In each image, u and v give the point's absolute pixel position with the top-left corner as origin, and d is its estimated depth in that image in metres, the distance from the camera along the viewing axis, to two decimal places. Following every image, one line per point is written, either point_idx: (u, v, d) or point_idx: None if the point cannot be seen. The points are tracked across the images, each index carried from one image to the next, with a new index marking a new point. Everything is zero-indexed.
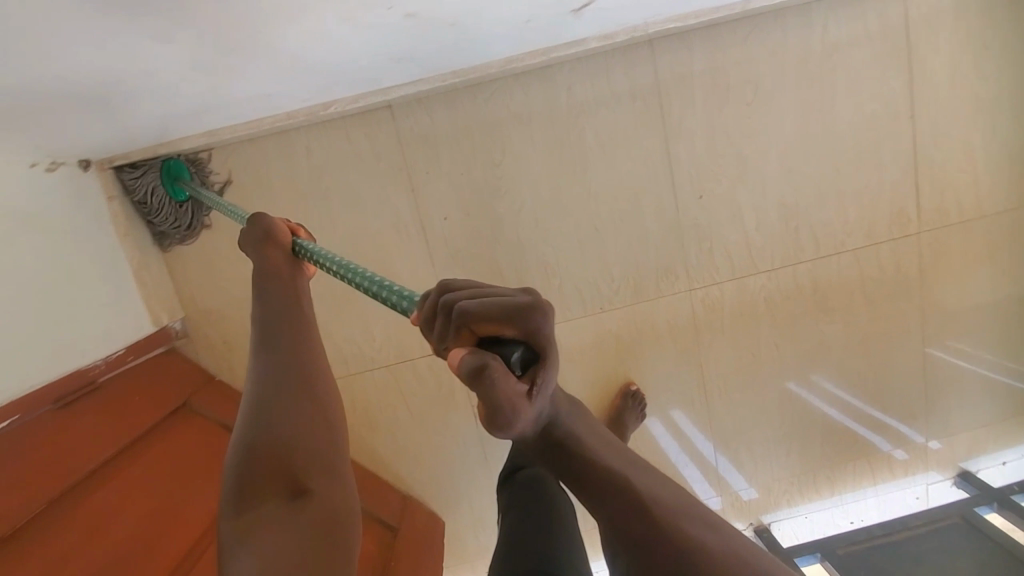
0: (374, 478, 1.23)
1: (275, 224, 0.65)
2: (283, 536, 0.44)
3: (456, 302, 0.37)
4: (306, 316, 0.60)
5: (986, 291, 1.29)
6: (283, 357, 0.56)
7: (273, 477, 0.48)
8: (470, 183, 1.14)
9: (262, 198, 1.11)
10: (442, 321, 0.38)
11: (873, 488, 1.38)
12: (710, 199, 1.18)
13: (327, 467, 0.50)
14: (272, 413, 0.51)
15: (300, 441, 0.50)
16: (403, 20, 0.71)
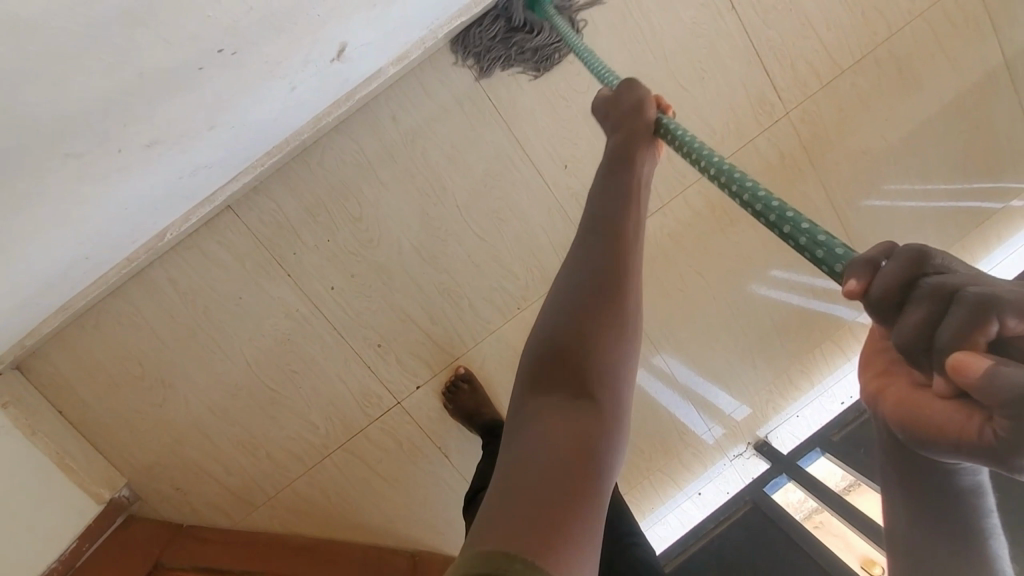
0: (384, 549, 1.20)
1: (645, 97, 0.59)
2: (550, 444, 0.39)
3: (958, 290, 0.28)
4: (641, 195, 0.53)
5: (878, 140, 1.27)
6: (620, 230, 0.49)
7: (572, 390, 0.43)
8: (340, 246, 1.11)
9: (152, 343, 1.10)
10: (923, 312, 0.29)
11: (850, 364, 1.38)
12: (577, 164, 1.16)
13: (610, 370, 0.43)
14: (611, 310, 0.45)
15: (607, 362, 0.43)
16: (149, 152, 0.70)
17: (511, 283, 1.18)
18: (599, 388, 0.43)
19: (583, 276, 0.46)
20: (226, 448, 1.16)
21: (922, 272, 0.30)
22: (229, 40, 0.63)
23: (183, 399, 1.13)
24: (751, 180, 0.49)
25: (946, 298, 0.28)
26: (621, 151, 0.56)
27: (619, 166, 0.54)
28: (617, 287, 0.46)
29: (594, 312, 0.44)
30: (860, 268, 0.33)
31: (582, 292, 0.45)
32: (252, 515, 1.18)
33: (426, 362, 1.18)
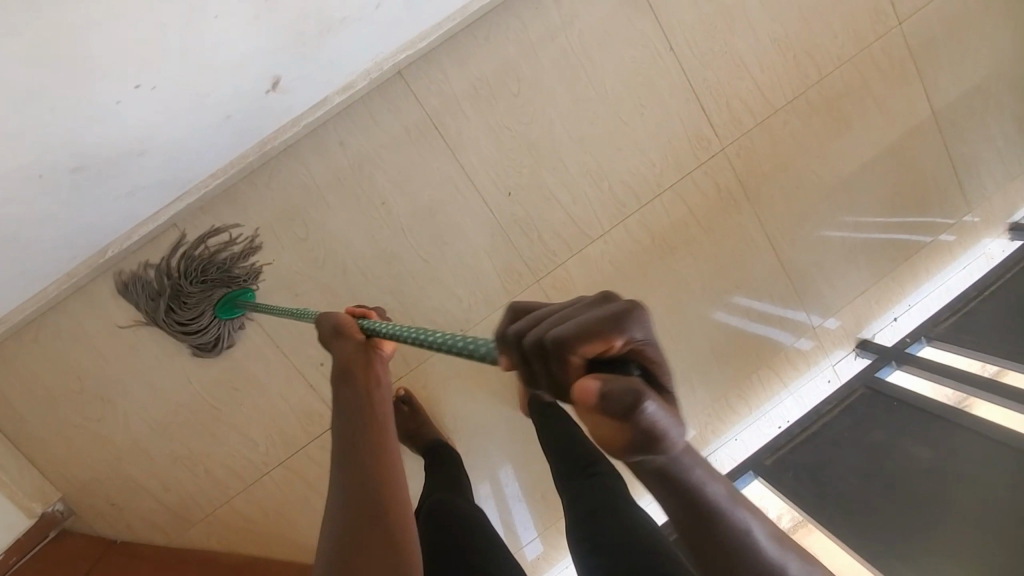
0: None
1: (338, 317, 0.69)
2: None
3: (545, 339, 0.35)
4: (379, 396, 0.60)
5: (810, 176, 1.34)
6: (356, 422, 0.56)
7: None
8: (285, 266, 1.14)
9: (92, 357, 1.11)
10: (535, 350, 0.36)
11: (785, 389, 1.42)
12: (520, 192, 1.21)
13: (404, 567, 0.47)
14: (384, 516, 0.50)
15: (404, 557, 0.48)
16: (77, 178, 0.74)
17: (454, 304, 1.22)
18: None
19: (346, 496, 0.51)
20: (165, 464, 1.16)
21: (536, 337, 0.35)
22: (141, 76, 0.67)
23: (123, 414, 1.14)
24: (428, 334, 0.55)
25: (549, 341, 0.35)
26: (343, 367, 0.62)
27: (340, 379, 0.60)
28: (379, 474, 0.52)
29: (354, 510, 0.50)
30: (505, 350, 0.38)
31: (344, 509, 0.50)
32: (189, 532, 1.18)
33: None
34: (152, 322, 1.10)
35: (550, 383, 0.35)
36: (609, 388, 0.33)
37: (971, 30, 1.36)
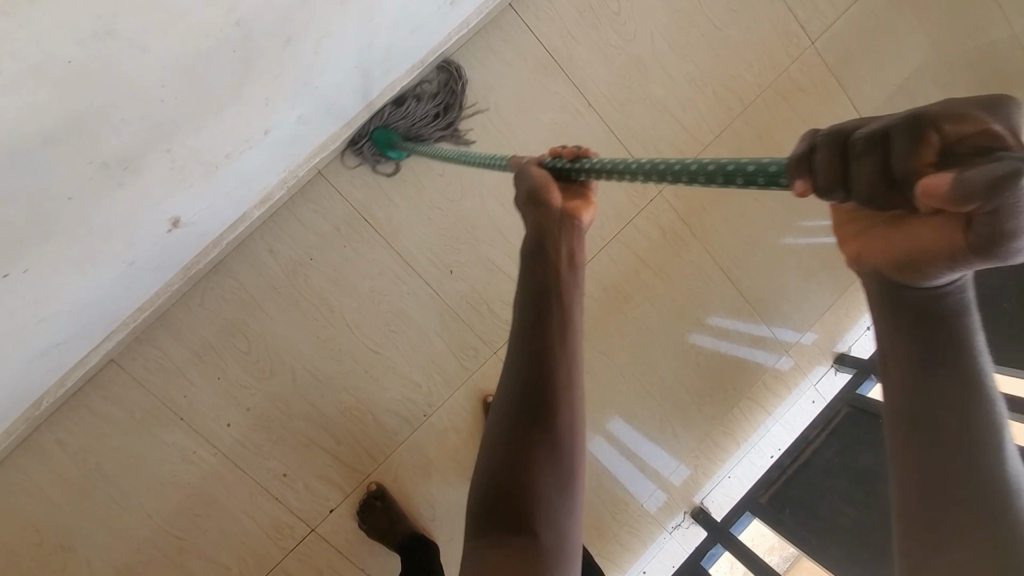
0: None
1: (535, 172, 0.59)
2: None
3: (888, 124, 0.29)
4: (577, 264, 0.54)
5: (751, 202, 1.33)
6: (562, 327, 0.50)
7: (507, 534, 0.44)
8: (233, 381, 1.11)
9: (45, 509, 1.07)
10: (864, 157, 0.29)
11: (771, 417, 1.38)
12: (461, 267, 1.19)
13: (563, 505, 0.46)
14: (546, 445, 0.47)
15: (552, 493, 0.46)
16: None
17: (412, 390, 1.19)
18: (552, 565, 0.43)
19: (510, 403, 0.49)
20: None
21: (878, 133, 0.29)
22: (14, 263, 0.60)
23: (84, 561, 1.09)
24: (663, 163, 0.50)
25: (884, 144, 0.28)
26: (538, 224, 0.55)
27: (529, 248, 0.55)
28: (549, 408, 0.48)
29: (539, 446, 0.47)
30: (796, 169, 0.33)
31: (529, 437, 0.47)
32: None
33: (336, 483, 1.16)
34: (102, 459, 1.08)
35: (889, 190, 0.29)
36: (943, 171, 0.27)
37: (883, 36, 1.37)
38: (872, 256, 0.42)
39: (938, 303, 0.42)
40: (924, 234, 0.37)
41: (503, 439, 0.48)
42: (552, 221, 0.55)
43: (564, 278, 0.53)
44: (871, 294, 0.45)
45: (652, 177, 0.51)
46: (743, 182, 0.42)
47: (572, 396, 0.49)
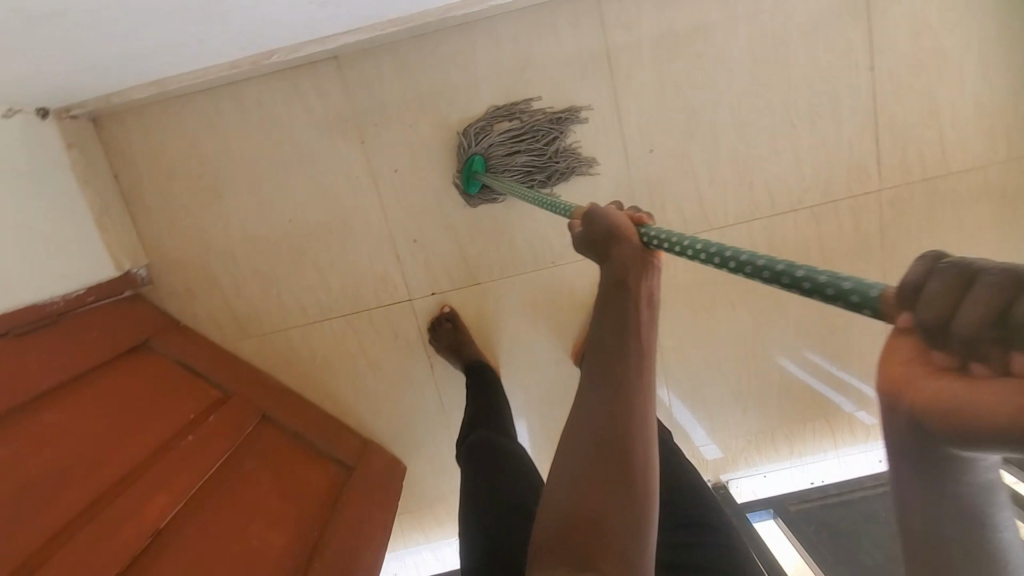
0: (342, 424, 1.25)
1: (615, 219, 0.56)
2: None
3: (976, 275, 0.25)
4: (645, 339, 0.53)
5: (954, 253, 1.24)
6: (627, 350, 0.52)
7: (573, 545, 0.49)
8: (419, 136, 1.15)
9: (219, 151, 1.16)
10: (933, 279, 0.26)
11: (834, 450, 1.37)
12: (662, 152, 1.17)
13: (621, 525, 0.49)
14: (619, 471, 0.50)
15: (602, 515, 0.49)
16: None
17: (555, 234, 1.21)
18: (600, 556, 0.48)
19: (586, 438, 0.51)
20: (243, 274, 1.21)
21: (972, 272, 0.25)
22: None
23: (225, 213, 1.18)
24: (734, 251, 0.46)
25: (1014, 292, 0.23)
26: (615, 275, 0.54)
27: (613, 292, 0.54)
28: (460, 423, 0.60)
29: (604, 471, 0.50)
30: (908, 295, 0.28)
31: (602, 474, 0.50)
32: (242, 343, 1.24)
33: (449, 272, 1.23)
34: (285, 138, 1.15)
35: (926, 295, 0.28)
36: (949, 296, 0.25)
37: None
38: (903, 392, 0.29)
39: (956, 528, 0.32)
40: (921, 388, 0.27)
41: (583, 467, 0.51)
42: (617, 264, 0.55)
43: (642, 312, 0.54)
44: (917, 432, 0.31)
45: (726, 265, 0.47)
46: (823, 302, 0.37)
47: (638, 432, 0.51)
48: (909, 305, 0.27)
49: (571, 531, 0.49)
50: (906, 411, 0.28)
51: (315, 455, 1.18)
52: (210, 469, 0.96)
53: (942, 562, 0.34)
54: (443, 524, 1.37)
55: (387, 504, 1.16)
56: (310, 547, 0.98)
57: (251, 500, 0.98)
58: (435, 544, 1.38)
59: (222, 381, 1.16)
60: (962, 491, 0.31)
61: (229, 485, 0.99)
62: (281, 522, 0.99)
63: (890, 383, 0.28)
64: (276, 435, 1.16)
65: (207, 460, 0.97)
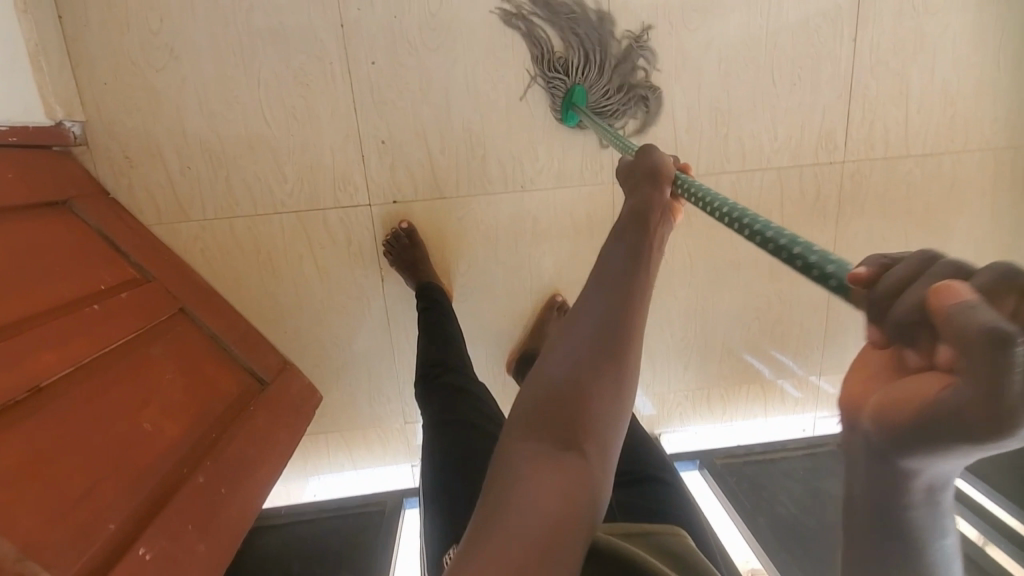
0: (262, 339, 1.21)
1: (660, 162, 0.72)
2: (548, 484, 0.50)
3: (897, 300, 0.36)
4: (645, 257, 0.63)
5: (903, 236, 1.30)
6: (626, 287, 0.59)
7: (552, 428, 0.53)
8: (404, 30, 1.10)
9: (182, 7, 1.05)
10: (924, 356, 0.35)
11: (763, 414, 1.44)
12: (646, 89, 1.17)
13: (598, 427, 0.53)
14: (607, 358, 0.55)
15: (593, 405, 0.53)
16: None
17: (528, 156, 1.19)
18: (587, 444, 0.52)
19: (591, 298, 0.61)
20: (192, 151, 1.12)
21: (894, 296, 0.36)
22: None
23: (181, 79, 1.08)
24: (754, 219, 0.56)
25: (915, 304, 0.34)
26: (637, 210, 0.68)
27: (631, 222, 0.66)
28: (617, 348, 0.55)
29: (600, 369, 0.54)
30: (875, 310, 0.37)
31: (584, 361, 0.55)
32: (180, 225, 1.16)
33: (413, 185, 1.18)
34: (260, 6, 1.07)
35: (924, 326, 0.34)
36: (951, 313, 0.31)
37: None
38: (868, 403, 0.38)
39: (896, 465, 0.37)
40: (914, 384, 0.35)
41: (544, 394, 0.54)
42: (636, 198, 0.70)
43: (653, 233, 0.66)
44: (863, 443, 0.39)
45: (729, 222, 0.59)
46: (800, 269, 0.48)
47: (590, 394, 0.53)
48: (880, 317, 0.37)
49: (554, 398, 0.54)
50: (873, 425, 0.38)
51: (229, 361, 1.12)
52: (107, 345, 0.88)
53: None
54: (374, 445, 1.35)
55: (286, 429, 1.11)
56: (204, 448, 0.93)
57: (148, 389, 0.91)
58: (362, 465, 1.37)
59: (141, 265, 1.07)
60: (872, 495, 0.39)
61: (129, 365, 0.91)
62: (175, 414, 0.93)
63: (853, 402, 0.40)
64: (193, 332, 1.08)
65: (106, 335, 0.89)
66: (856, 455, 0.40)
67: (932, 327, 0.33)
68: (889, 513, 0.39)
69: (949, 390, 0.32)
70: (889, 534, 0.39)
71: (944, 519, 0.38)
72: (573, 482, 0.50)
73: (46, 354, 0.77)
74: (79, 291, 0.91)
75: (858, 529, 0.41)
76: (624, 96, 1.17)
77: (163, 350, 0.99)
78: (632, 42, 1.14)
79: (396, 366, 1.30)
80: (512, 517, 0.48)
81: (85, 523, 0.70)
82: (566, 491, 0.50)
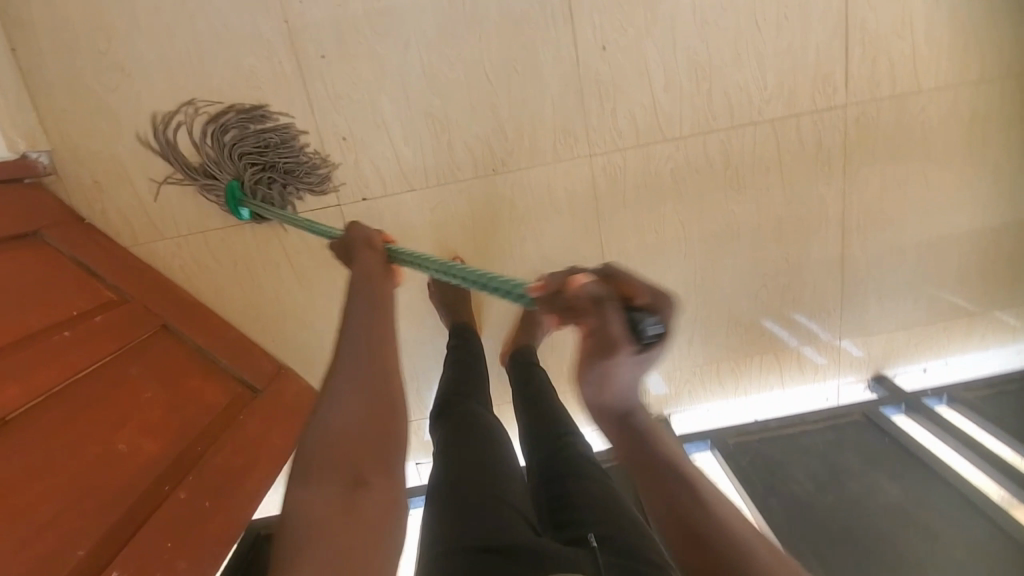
0: (254, 345, 1.20)
1: (372, 234, 0.81)
2: (323, 513, 0.48)
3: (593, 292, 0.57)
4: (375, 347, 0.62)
5: (918, 180, 1.20)
6: (362, 358, 0.61)
7: (327, 470, 0.51)
8: (350, 17, 1.05)
9: (126, 24, 1.04)
10: (598, 317, 0.57)
11: (781, 386, 1.35)
12: (615, 51, 1.09)
13: (378, 459, 0.53)
14: (384, 407, 0.57)
15: (381, 444, 0.54)
16: None
17: (496, 136, 1.12)
18: (366, 476, 0.52)
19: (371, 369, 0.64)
20: (156, 169, 1.11)
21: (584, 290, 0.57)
22: None
23: (135, 98, 1.08)
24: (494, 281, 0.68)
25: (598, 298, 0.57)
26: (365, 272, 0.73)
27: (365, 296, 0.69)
28: (392, 411, 0.57)
29: (354, 402, 0.56)
30: (586, 296, 0.57)
31: (366, 407, 0.56)
32: (154, 244, 1.15)
33: (380, 179, 1.14)
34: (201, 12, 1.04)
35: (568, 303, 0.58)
36: (581, 290, 0.57)
37: None
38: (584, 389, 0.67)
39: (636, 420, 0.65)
40: (586, 341, 0.61)
41: (318, 442, 0.53)
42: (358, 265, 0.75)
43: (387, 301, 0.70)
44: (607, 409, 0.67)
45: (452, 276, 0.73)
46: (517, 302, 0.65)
47: (380, 437, 0.55)
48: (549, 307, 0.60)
49: (335, 444, 0.53)
50: (591, 372, 0.62)
51: (216, 372, 1.12)
52: (76, 370, 0.88)
53: (684, 527, 0.56)
54: None
55: (278, 435, 1.10)
56: (186, 460, 0.92)
57: (123, 408, 0.91)
58: None
59: (117, 287, 1.07)
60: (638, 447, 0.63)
61: (103, 386, 0.91)
62: (153, 431, 0.92)
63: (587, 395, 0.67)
64: (174, 349, 1.08)
65: (74, 360, 0.89)
66: (602, 407, 0.67)
67: (644, 314, 0.58)
68: (642, 448, 0.63)
69: (603, 327, 0.58)
70: (668, 482, 0.59)
71: (661, 450, 0.62)
72: (354, 514, 0.49)
73: (7, 384, 0.78)
74: (47, 320, 0.91)
75: (661, 496, 0.59)
76: (591, 60, 1.09)
77: (141, 368, 0.99)
78: (592, 3, 1.06)
79: None
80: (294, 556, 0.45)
81: (49, 551, 0.69)
82: (344, 519, 0.48)
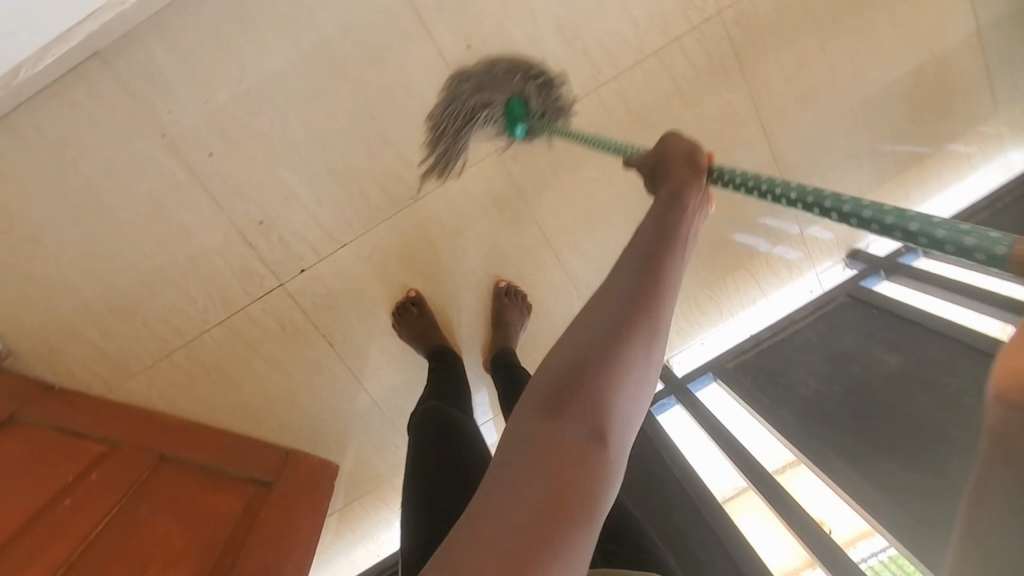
0: (258, 441, 1.21)
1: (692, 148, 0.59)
2: (533, 487, 0.39)
3: None
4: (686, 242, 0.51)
5: (817, 54, 1.19)
6: (670, 242, 0.49)
7: (560, 408, 0.42)
8: (221, 108, 1.06)
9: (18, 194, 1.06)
10: None
11: (762, 295, 1.31)
12: (481, 44, 1.08)
13: (605, 397, 0.42)
14: (639, 320, 0.44)
15: (617, 382, 0.42)
16: None
17: (402, 166, 1.13)
18: (599, 426, 0.41)
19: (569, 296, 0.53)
20: (102, 315, 1.14)
21: None
22: None
23: (55, 258, 1.09)
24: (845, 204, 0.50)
25: None
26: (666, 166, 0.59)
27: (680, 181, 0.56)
28: (647, 299, 0.45)
29: (616, 324, 0.44)
30: None
31: (613, 329, 0.44)
32: (129, 383, 1.19)
33: (310, 246, 1.15)
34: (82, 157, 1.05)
35: None
36: None
37: None
38: None
39: None
40: None
41: (561, 375, 0.43)
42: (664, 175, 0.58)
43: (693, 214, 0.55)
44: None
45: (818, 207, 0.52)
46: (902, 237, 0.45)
47: (625, 369, 0.43)
48: None
49: (567, 382, 0.42)
50: None
51: (229, 478, 1.13)
52: (82, 539, 0.89)
53: None
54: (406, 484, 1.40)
55: (305, 516, 1.11)
56: None
57: (141, 556, 0.92)
58: None
59: (106, 437, 1.08)
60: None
61: (114, 543, 0.92)
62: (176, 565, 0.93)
63: None
64: (181, 471, 1.09)
65: (77, 529, 0.90)
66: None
67: None
68: None
69: None
70: None
71: None
72: (571, 474, 0.39)
73: None
74: (42, 499, 0.92)
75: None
76: (463, 61, 1.09)
77: (150, 505, 1.00)
78: (441, 7, 1.06)
79: (388, 413, 1.31)
80: (504, 527, 0.37)
81: None
82: (560, 478, 0.39)
